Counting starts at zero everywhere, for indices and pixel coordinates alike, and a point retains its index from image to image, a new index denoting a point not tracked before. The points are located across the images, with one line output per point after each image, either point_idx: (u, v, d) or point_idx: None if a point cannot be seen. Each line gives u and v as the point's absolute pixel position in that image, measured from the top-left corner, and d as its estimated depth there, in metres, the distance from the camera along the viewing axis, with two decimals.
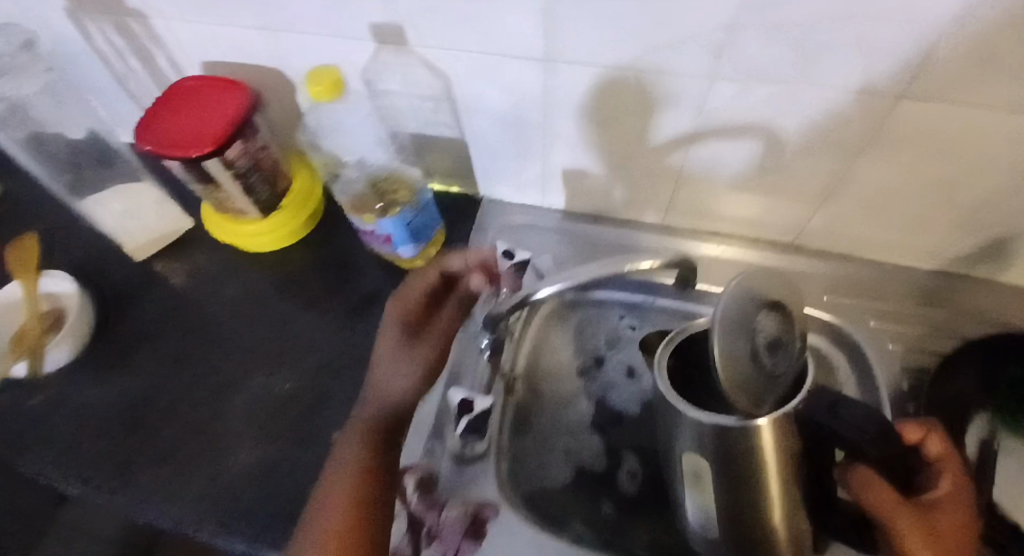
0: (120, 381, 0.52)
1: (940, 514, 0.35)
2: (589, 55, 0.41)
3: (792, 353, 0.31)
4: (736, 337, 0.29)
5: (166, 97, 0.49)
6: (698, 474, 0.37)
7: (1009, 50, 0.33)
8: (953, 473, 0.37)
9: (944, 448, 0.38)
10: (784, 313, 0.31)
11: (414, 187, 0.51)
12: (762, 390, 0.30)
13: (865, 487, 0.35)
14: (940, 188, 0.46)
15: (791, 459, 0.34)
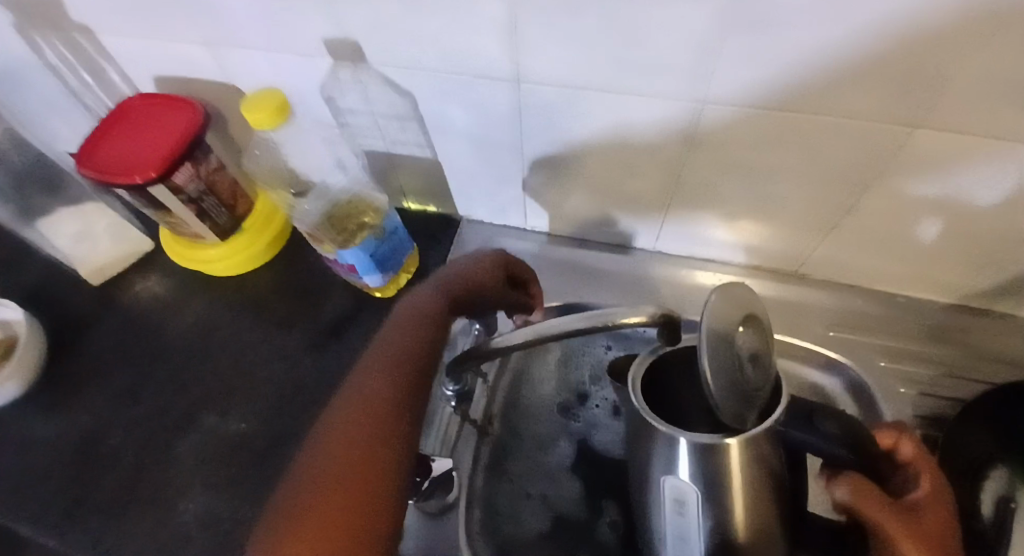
0: (71, 416, 0.49)
1: (928, 515, 0.32)
2: (562, 74, 0.37)
3: (769, 366, 0.26)
4: (725, 348, 0.24)
5: (114, 120, 0.47)
6: (680, 503, 0.30)
7: None
8: (928, 472, 0.34)
9: (916, 449, 0.35)
10: (760, 324, 0.26)
11: (380, 212, 0.47)
12: (745, 407, 0.25)
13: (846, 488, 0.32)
14: (955, 221, 0.41)
15: (768, 503, 0.30)
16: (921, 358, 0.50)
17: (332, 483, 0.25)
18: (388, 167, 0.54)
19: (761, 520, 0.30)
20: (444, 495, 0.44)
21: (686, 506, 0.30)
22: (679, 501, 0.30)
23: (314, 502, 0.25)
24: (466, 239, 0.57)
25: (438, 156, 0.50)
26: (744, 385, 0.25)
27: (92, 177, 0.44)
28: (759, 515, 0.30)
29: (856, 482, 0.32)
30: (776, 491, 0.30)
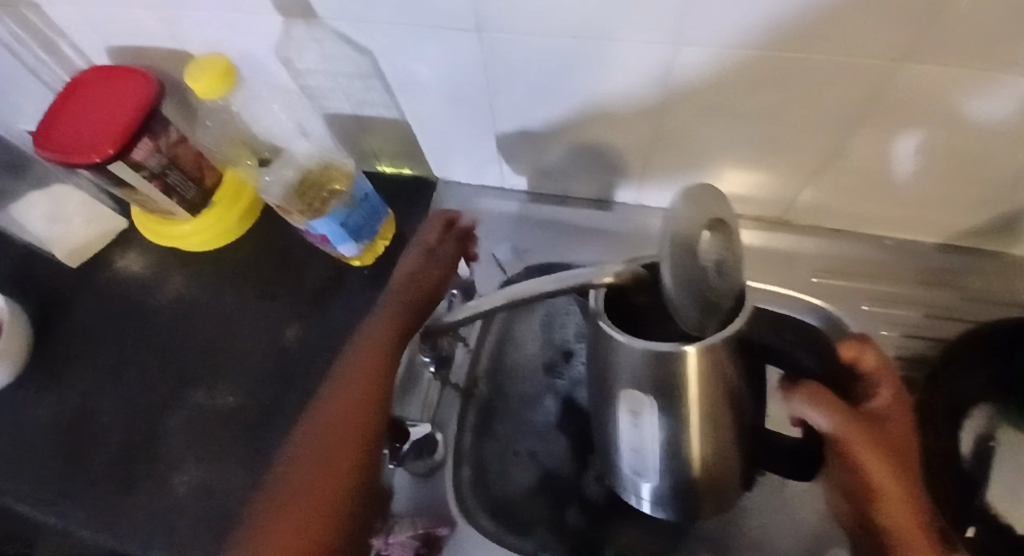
0: (62, 397, 0.50)
1: (889, 426, 0.31)
2: (525, 21, 0.35)
3: (734, 275, 0.25)
4: (684, 251, 0.22)
5: (68, 95, 0.45)
6: (637, 414, 0.29)
7: None
8: (891, 384, 0.32)
9: (881, 361, 0.32)
10: (729, 231, 0.25)
11: (351, 176, 0.46)
12: (707, 315, 0.24)
13: (812, 411, 0.28)
14: (945, 160, 0.40)
15: (726, 439, 0.31)
16: (909, 302, 0.49)
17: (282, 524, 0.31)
18: (358, 130, 0.52)
19: (725, 452, 0.31)
20: (432, 455, 0.46)
21: (642, 417, 0.29)
22: (636, 412, 0.29)
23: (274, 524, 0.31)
24: (444, 199, 0.56)
25: (407, 115, 0.48)
26: (705, 292, 0.23)
27: (51, 157, 0.43)
28: (721, 450, 0.31)
29: (822, 393, 0.28)
30: (740, 425, 0.31)
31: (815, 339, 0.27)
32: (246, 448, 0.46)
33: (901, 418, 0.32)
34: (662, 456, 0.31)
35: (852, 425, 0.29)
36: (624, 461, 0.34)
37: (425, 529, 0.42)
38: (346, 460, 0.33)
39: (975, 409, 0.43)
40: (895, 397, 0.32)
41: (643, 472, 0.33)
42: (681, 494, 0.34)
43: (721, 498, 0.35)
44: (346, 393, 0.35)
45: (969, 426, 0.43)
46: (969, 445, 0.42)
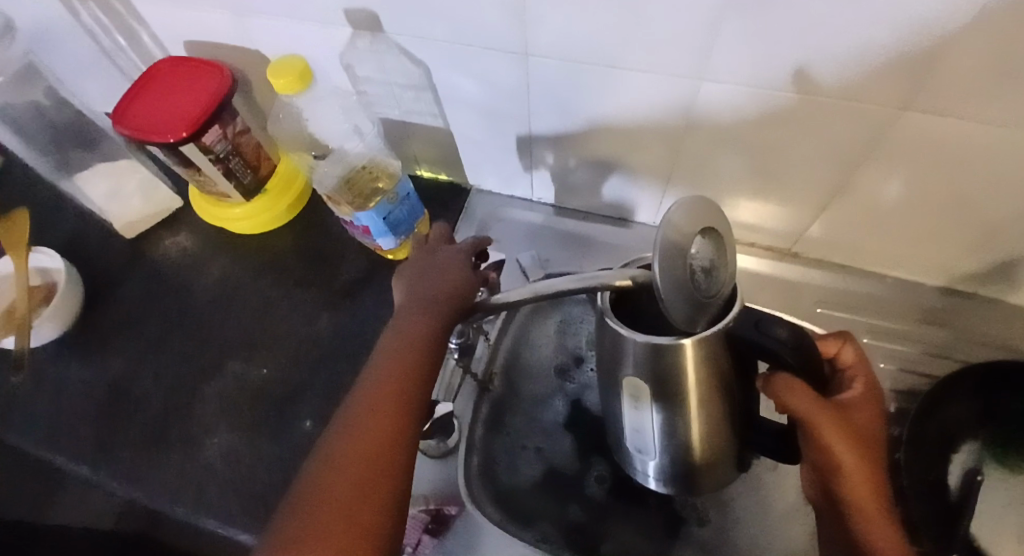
0: (106, 359, 0.53)
1: (857, 414, 0.35)
2: (568, 48, 0.39)
3: (721, 279, 0.29)
4: (678, 250, 0.26)
5: (146, 80, 0.50)
6: (636, 399, 0.35)
7: (1016, 58, 0.30)
8: (864, 376, 0.37)
9: (858, 356, 0.38)
10: (718, 239, 0.29)
11: (394, 176, 0.50)
12: (696, 311, 0.28)
13: (785, 394, 0.32)
14: (944, 203, 0.43)
15: (716, 422, 0.35)
16: (907, 337, 0.52)
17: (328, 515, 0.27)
18: (403, 135, 0.56)
19: (716, 436, 0.36)
20: (447, 440, 0.49)
21: (641, 401, 0.35)
22: (636, 397, 0.35)
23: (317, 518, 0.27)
24: (476, 205, 0.60)
25: (450, 125, 0.53)
26: (694, 289, 0.27)
27: (128, 134, 0.47)
28: (712, 432, 0.36)
29: (794, 382, 0.32)
30: (730, 414, 0.35)
31: (793, 330, 0.31)
32: (274, 417, 0.49)
33: (872, 411, 0.36)
34: (660, 436, 0.36)
35: (818, 403, 0.32)
36: (630, 441, 0.40)
37: (437, 507, 0.47)
38: (387, 464, 0.29)
39: (960, 445, 0.46)
40: (868, 392, 0.36)
41: (647, 451, 0.39)
42: (679, 469, 0.39)
43: (710, 473, 0.40)
44: (379, 390, 0.32)
45: (956, 460, 0.45)
46: (958, 478, 0.44)
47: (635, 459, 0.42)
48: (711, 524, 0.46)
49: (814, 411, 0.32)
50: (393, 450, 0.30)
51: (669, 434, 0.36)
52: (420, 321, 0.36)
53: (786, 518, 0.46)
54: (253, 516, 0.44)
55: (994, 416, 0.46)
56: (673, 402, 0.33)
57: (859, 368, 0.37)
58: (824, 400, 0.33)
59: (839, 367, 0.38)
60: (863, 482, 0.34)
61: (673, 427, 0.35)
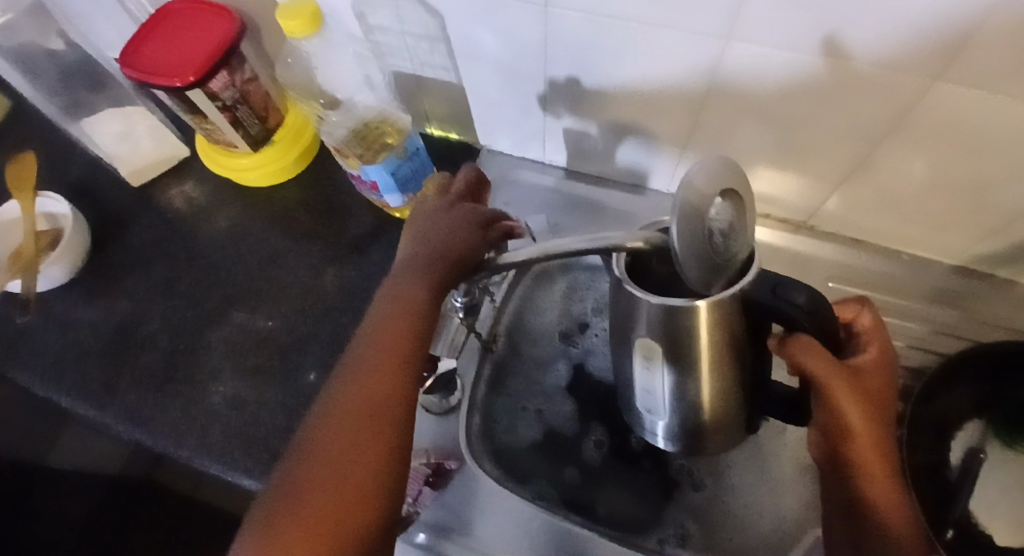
0: (113, 304, 0.54)
1: (869, 377, 0.34)
2: (591, 0, 0.37)
3: (739, 241, 0.28)
4: (696, 213, 0.25)
5: (155, 20, 0.48)
6: (648, 358, 0.35)
7: None
8: (879, 341, 0.36)
9: (873, 323, 0.37)
10: (738, 201, 0.28)
11: (404, 132, 0.49)
12: (712, 273, 0.27)
13: (800, 356, 0.31)
14: (972, 184, 0.42)
15: (728, 382, 0.35)
16: (918, 317, 0.51)
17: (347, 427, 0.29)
18: (416, 90, 0.55)
19: (721, 399, 0.37)
20: (449, 397, 0.49)
21: (652, 361, 0.35)
22: (648, 357, 0.35)
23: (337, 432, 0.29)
24: (487, 166, 0.60)
25: (464, 82, 0.51)
26: (711, 252, 0.27)
27: (135, 75, 0.46)
28: (721, 393, 0.36)
29: (810, 342, 0.31)
30: (736, 378, 0.36)
31: (810, 295, 0.30)
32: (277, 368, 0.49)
33: (884, 375, 0.35)
34: (671, 397, 0.37)
35: (830, 365, 0.32)
36: (640, 400, 0.40)
37: (438, 460, 0.47)
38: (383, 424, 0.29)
39: (965, 424, 0.46)
40: (882, 357, 0.36)
41: (656, 411, 0.40)
42: (687, 432, 0.40)
43: (717, 436, 0.41)
44: (374, 351, 0.32)
45: (958, 438, 0.46)
46: (957, 458, 0.45)
47: (642, 418, 0.42)
48: (705, 490, 0.46)
49: (826, 372, 0.32)
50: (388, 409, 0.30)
51: (676, 393, 0.36)
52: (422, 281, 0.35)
53: (782, 488, 0.46)
54: (254, 462, 0.44)
55: (1002, 403, 0.46)
56: (679, 359, 0.34)
57: (874, 333, 0.37)
58: (837, 361, 0.33)
59: (855, 332, 0.38)
60: (869, 445, 0.34)
61: (682, 389, 0.36)
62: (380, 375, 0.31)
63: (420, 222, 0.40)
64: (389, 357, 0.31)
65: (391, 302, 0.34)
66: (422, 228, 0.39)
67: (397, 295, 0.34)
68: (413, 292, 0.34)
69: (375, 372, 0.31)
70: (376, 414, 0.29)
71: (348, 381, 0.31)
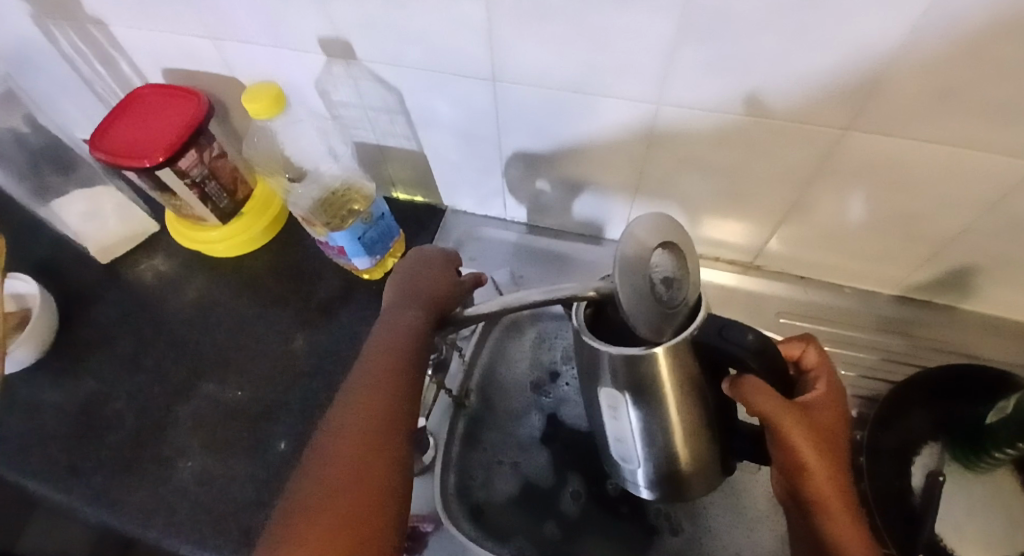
0: (78, 383, 0.53)
1: (819, 414, 0.36)
2: (534, 75, 0.41)
3: (684, 289, 0.30)
4: (638, 264, 0.27)
5: (124, 105, 0.51)
6: (614, 408, 0.36)
7: (956, 78, 0.32)
8: (827, 377, 0.38)
9: (820, 359, 0.39)
10: (680, 251, 0.31)
11: (369, 197, 0.51)
12: (662, 322, 0.29)
13: (751, 396, 0.33)
14: (897, 219, 0.45)
15: (694, 426, 0.36)
16: (869, 346, 0.54)
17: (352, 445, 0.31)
18: (380, 157, 0.58)
19: (693, 441, 0.37)
20: (423, 456, 0.49)
21: (618, 411, 0.36)
22: (613, 405, 0.36)
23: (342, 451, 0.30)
24: (452, 225, 0.62)
25: (424, 148, 0.54)
26: (657, 301, 0.29)
27: (106, 159, 0.48)
28: (689, 438, 0.37)
29: (758, 384, 0.32)
30: (703, 420, 0.36)
31: (758, 336, 0.32)
32: (248, 438, 0.49)
33: (833, 410, 0.37)
34: (642, 444, 0.38)
35: (781, 404, 0.33)
36: (614, 450, 0.41)
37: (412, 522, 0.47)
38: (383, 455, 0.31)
39: (923, 447, 0.47)
40: (830, 393, 0.38)
41: (631, 460, 0.40)
42: (665, 480, 0.40)
43: (695, 482, 0.41)
44: (369, 390, 0.33)
45: (917, 462, 0.47)
46: (920, 480, 0.46)
47: (621, 469, 0.43)
48: (684, 533, 0.47)
49: (778, 411, 0.33)
50: (383, 445, 0.31)
51: (648, 440, 0.37)
52: (410, 322, 0.38)
53: (758, 525, 0.47)
54: (224, 539, 0.43)
55: (952, 427, 0.47)
56: (644, 405, 0.35)
57: (822, 369, 0.39)
58: (787, 400, 0.34)
59: (805, 369, 0.40)
60: (825, 482, 0.35)
61: (652, 435, 0.37)
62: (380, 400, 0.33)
63: (398, 279, 0.42)
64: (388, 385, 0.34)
65: (387, 336, 0.37)
66: (401, 283, 0.42)
67: (390, 332, 0.37)
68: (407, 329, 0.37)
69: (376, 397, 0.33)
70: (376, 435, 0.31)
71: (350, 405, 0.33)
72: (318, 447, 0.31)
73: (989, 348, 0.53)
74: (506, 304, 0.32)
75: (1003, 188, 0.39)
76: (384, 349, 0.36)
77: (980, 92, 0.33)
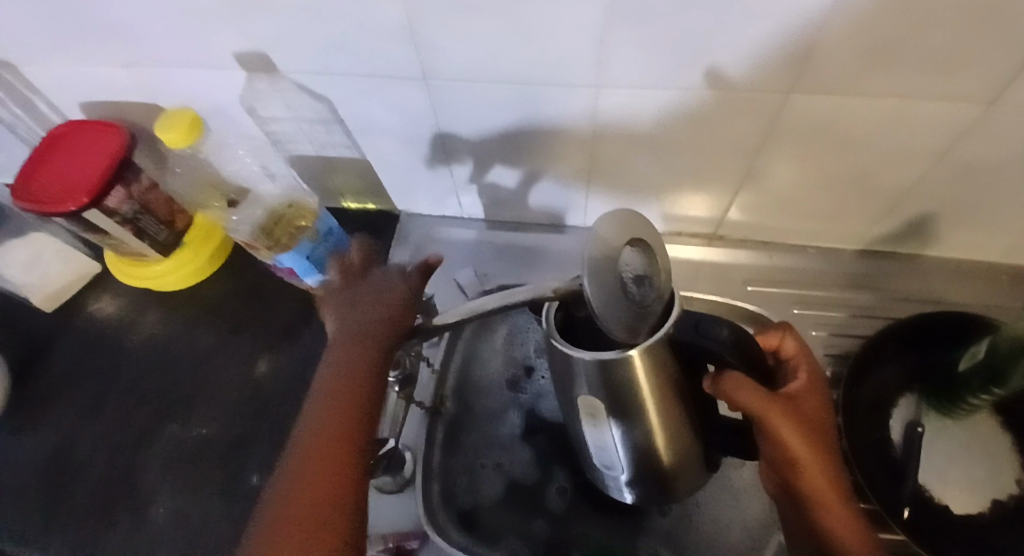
0: (37, 441, 0.51)
1: (804, 403, 0.36)
2: (466, 71, 0.39)
3: (656, 285, 0.30)
4: (605, 264, 0.27)
5: (44, 146, 0.48)
6: (593, 415, 0.35)
7: (890, 30, 0.31)
8: (807, 365, 0.37)
9: (799, 345, 0.38)
10: (647, 248, 0.30)
11: (315, 214, 0.49)
12: (636, 320, 0.29)
13: (734, 393, 0.32)
14: (854, 175, 0.44)
15: (674, 418, 0.35)
16: (838, 303, 0.53)
17: (311, 469, 0.30)
18: (324, 170, 0.56)
19: (676, 435, 0.36)
20: (402, 471, 0.48)
21: (598, 417, 0.35)
22: (593, 416, 0.35)
23: (303, 473, 0.30)
24: (408, 229, 0.60)
25: (368, 156, 0.52)
26: (629, 300, 0.28)
27: (28, 207, 0.46)
28: (669, 432, 0.35)
29: (742, 382, 0.32)
30: (681, 412, 0.35)
31: (730, 328, 0.32)
32: (221, 476, 0.47)
33: (818, 396, 0.37)
34: (624, 454, 0.37)
35: (766, 397, 0.33)
36: (597, 459, 0.40)
37: (397, 541, 0.45)
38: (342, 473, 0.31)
39: (900, 399, 0.47)
40: (814, 380, 0.37)
41: (613, 468, 0.39)
42: (650, 485, 0.39)
43: (684, 475, 0.39)
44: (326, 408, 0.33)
45: (896, 414, 0.46)
46: (899, 433, 0.46)
47: (604, 476, 0.42)
48: (672, 513, 0.46)
49: (763, 405, 0.33)
50: (341, 466, 0.31)
51: (628, 444, 0.36)
52: (368, 331, 0.35)
53: (745, 495, 0.47)
54: None
55: (921, 375, 0.48)
56: (614, 402, 0.33)
57: (802, 357, 0.38)
58: (772, 394, 0.34)
59: (783, 358, 0.39)
60: (818, 472, 0.34)
61: (632, 442, 0.36)
62: (335, 420, 0.32)
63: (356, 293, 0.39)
64: (345, 405, 0.32)
65: (340, 354, 0.35)
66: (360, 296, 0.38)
67: (343, 352, 0.35)
68: (361, 344, 0.35)
69: (332, 419, 0.32)
70: (334, 456, 0.31)
71: (307, 426, 0.32)
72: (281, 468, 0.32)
73: (955, 292, 0.53)
74: (464, 313, 0.31)
75: (952, 134, 0.38)
76: (336, 370, 0.34)
77: (916, 42, 0.32)
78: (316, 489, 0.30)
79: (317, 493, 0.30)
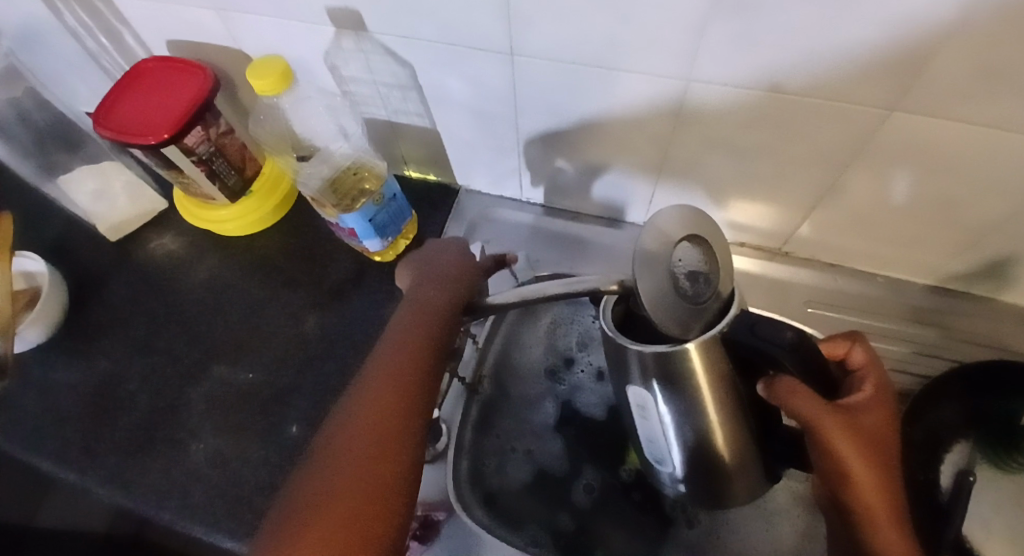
0: (91, 363, 0.53)
1: (865, 417, 0.34)
2: (551, 50, 0.39)
3: (714, 283, 0.30)
4: (656, 256, 0.28)
5: (129, 79, 0.49)
6: (644, 406, 0.35)
7: (1015, 55, 0.29)
8: (875, 378, 0.36)
9: (868, 358, 0.37)
10: (706, 246, 0.31)
11: (381, 178, 0.50)
12: (688, 316, 0.29)
13: (784, 399, 0.31)
14: (940, 204, 0.42)
15: (731, 427, 0.34)
16: (897, 337, 0.52)
17: (373, 414, 0.31)
18: (392, 135, 0.56)
19: (733, 439, 0.35)
20: (436, 443, 0.49)
21: (647, 408, 0.35)
22: (642, 406, 0.35)
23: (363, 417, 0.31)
24: (465, 206, 0.60)
25: (438, 126, 0.52)
26: (681, 294, 0.29)
27: (110, 136, 0.47)
28: (726, 440, 0.35)
29: (792, 387, 0.30)
30: (738, 422, 0.35)
31: (789, 330, 0.29)
32: (261, 422, 0.49)
33: (883, 414, 0.35)
34: (672, 447, 0.37)
35: (824, 407, 0.31)
36: (648, 451, 0.40)
37: (425, 512, 0.47)
38: (397, 443, 0.31)
39: (953, 445, 0.45)
40: (879, 396, 0.35)
41: (665, 463, 0.39)
42: (698, 487, 0.39)
43: (739, 486, 0.38)
44: (381, 384, 0.33)
45: (947, 459, 0.45)
46: (947, 479, 0.44)
47: (657, 471, 0.41)
48: (700, 526, 0.46)
49: (819, 416, 0.31)
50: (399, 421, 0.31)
51: (682, 440, 0.36)
52: (434, 302, 0.38)
53: (779, 519, 0.46)
54: (239, 521, 0.44)
55: (985, 417, 0.45)
56: (669, 401, 0.33)
57: (870, 368, 0.36)
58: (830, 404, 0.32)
59: (850, 369, 0.37)
60: (870, 493, 0.33)
61: (681, 437, 0.35)
62: (399, 375, 0.33)
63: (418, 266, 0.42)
64: (408, 362, 0.34)
65: (409, 316, 0.38)
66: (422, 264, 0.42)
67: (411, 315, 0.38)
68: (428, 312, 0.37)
69: (396, 372, 0.34)
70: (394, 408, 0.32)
71: (373, 374, 0.34)
72: (345, 409, 0.33)
73: None
74: (528, 293, 0.32)
75: None
76: (404, 329, 0.36)
77: None
78: (373, 436, 0.30)
79: (371, 440, 0.30)
